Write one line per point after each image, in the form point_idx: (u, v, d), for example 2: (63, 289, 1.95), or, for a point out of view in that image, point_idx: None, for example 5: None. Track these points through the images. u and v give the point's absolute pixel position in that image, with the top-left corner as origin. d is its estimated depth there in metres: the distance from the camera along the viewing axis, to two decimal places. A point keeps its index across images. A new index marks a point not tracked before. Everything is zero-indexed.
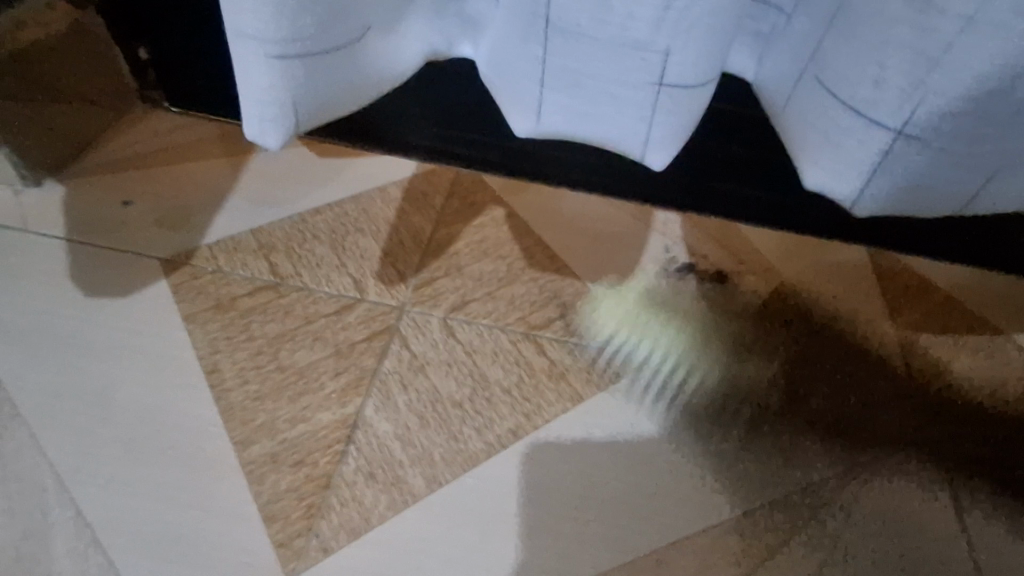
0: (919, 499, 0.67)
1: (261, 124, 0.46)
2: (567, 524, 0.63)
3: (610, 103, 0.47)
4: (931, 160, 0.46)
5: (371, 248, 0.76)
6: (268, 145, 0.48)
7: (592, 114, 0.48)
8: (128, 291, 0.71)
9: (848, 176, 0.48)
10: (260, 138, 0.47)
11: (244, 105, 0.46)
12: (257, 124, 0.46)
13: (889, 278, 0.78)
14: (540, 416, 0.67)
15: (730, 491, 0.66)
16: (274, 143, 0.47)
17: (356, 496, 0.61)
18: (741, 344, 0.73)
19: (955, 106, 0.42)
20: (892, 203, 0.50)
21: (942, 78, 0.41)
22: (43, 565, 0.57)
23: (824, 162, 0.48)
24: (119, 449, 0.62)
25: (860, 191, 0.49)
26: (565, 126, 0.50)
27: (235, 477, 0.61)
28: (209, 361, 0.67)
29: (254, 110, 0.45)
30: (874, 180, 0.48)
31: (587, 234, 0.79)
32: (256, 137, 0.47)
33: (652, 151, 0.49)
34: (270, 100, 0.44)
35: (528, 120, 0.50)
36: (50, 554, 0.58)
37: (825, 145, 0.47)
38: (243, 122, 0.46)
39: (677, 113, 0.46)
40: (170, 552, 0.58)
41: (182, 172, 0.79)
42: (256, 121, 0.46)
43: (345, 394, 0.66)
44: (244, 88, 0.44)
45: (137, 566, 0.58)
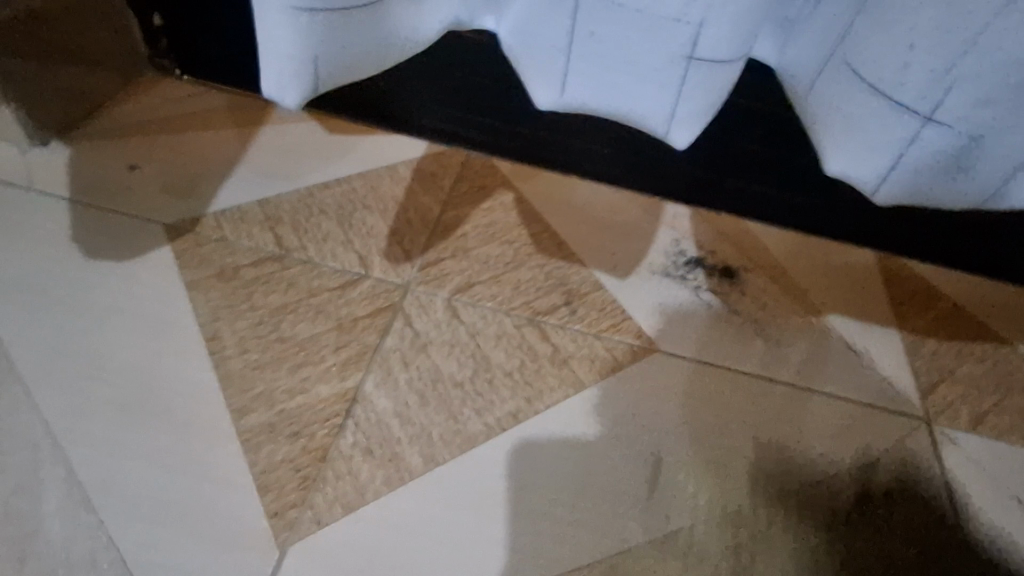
0: (919, 505, 0.66)
1: (279, 81, 0.46)
2: (564, 510, 0.62)
3: (634, 78, 0.46)
4: (955, 152, 0.45)
5: (378, 224, 0.75)
6: (284, 103, 0.47)
7: (615, 89, 0.47)
8: (131, 254, 0.70)
9: (872, 162, 0.47)
10: (278, 96, 0.47)
11: (264, 58, 0.45)
12: (275, 80, 0.46)
13: (900, 283, 0.77)
14: (541, 401, 0.66)
15: (730, 485, 0.65)
16: (290, 101, 0.47)
17: (352, 470, 0.61)
18: (745, 342, 0.72)
19: (984, 93, 0.42)
20: (912, 193, 0.49)
21: (973, 61, 0.40)
22: (33, 521, 0.57)
23: (847, 148, 0.47)
24: (115, 411, 0.61)
25: (882, 177, 0.48)
26: (588, 98, 0.49)
27: (230, 445, 0.61)
28: (210, 329, 0.66)
29: (274, 63, 0.45)
30: (898, 168, 0.47)
31: (597, 222, 0.78)
32: (273, 95, 0.47)
33: (675, 129, 0.48)
34: (290, 55, 0.44)
35: (551, 91, 0.49)
36: (40, 511, 0.57)
37: (850, 131, 0.46)
38: (262, 76, 0.46)
39: (703, 90, 0.45)
40: (161, 515, 0.58)
41: (191, 140, 0.78)
42: (274, 74, 0.45)
43: (346, 368, 0.65)
44: (263, 40, 0.44)
45: (127, 529, 0.57)
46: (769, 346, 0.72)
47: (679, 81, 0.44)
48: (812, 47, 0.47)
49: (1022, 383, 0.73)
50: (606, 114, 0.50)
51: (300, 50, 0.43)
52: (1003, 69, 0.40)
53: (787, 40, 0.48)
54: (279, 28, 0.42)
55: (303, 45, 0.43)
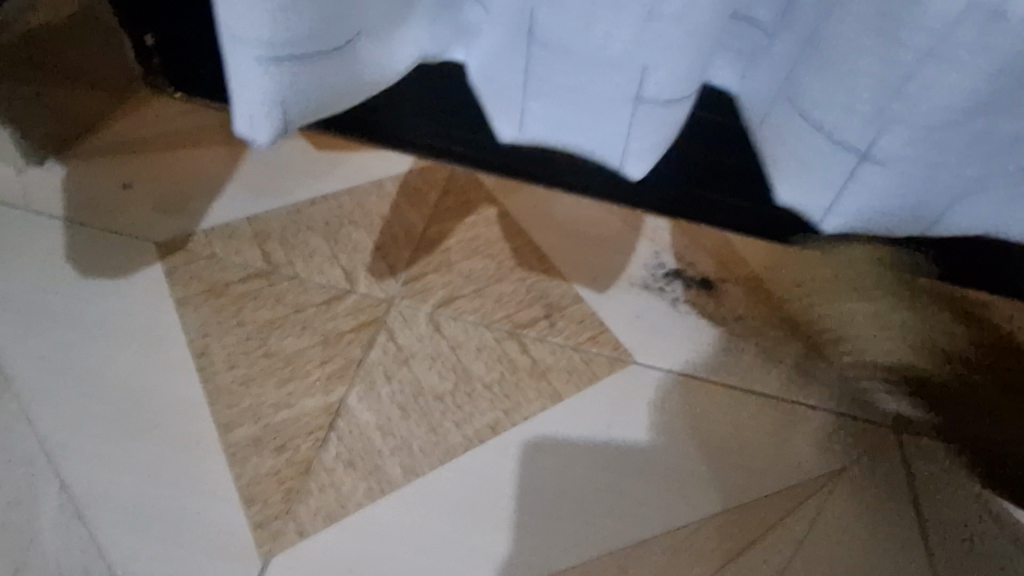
0: (886, 510, 0.68)
1: (253, 123, 0.46)
2: (541, 519, 0.64)
3: (591, 115, 0.48)
4: (894, 191, 0.48)
5: (364, 240, 0.77)
6: (257, 143, 0.48)
7: (573, 123, 0.49)
8: (123, 272, 0.72)
9: (819, 195, 0.49)
10: (250, 136, 0.48)
11: (235, 102, 0.46)
12: (248, 122, 0.46)
13: (872, 292, 0.79)
14: (520, 413, 0.68)
15: (703, 493, 0.67)
16: (263, 139, 0.47)
17: (335, 481, 0.63)
18: (720, 353, 0.74)
19: (916, 136, 0.44)
20: (856, 225, 0.51)
21: (903, 108, 0.42)
22: (28, 532, 0.59)
23: (794, 180, 0.49)
24: (106, 425, 0.64)
25: (828, 210, 0.50)
26: (547, 133, 0.51)
27: (218, 457, 0.63)
28: (199, 345, 0.68)
29: (245, 107, 0.46)
30: (842, 203, 0.49)
31: (577, 237, 0.80)
32: (247, 134, 0.47)
33: (629, 162, 0.50)
34: (261, 95, 0.44)
35: (512, 126, 0.51)
36: (34, 523, 0.60)
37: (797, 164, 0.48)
38: (235, 119, 0.47)
39: (655, 127, 0.47)
40: (150, 527, 0.60)
41: (183, 159, 0.81)
42: (249, 116, 0.46)
43: (331, 381, 0.67)
44: (235, 84, 0.44)
45: (119, 539, 0.59)
46: (743, 355, 0.74)
47: (634, 117, 0.46)
48: (767, 78, 0.49)
49: (990, 391, 0.75)
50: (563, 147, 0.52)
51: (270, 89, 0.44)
52: (934, 115, 0.42)
53: (747, 68, 0.50)
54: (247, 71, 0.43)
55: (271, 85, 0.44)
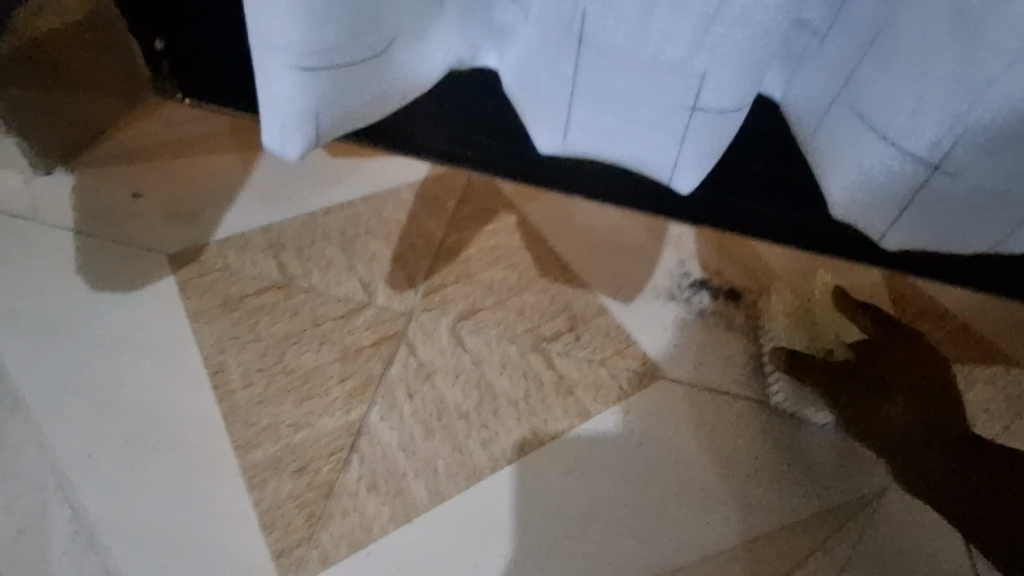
0: (929, 531, 0.66)
1: (282, 135, 0.45)
2: (571, 544, 0.62)
3: (639, 126, 0.46)
4: (962, 198, 0.46)
5: (382, 250, 0.75)
6: (287, 156, 0.46)
7: (619, 134, 0.47)
8: (135, 285, 0.70)
9: (882, 209, 0.47)
10: (280, 149, 0.46)
11: (265, 114, 0.44)
12: (277, 135, 0.45)
13: (904, 302, 0.77)
14: (547, 431, 0.66)
15: (738, 515, 0.65)
16: (293, 153, 0.46)
17: (358, 506, 0.60)
18: (751, 367, 0.72)
19: (992, 141, 0.42)
20: (919, 233, 0.49)
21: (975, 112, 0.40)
22: (41, 560, 0.57)
23: (854, 191, 0.46)
24: (118, 447, 0.61)
25: (893, 221, 0.47)
26: (590, 144, 0.49)
27: (236, 480, 0.60)
28: (214, 361, 0.66)
29: (276, 118, 0.44)
30: (905, 217, 0.47)
31: (601, 246, 0.77)
32: (275, 148, 0.45)
33: (680, 173, 0.48)
34: (297, 111, 0.43)
35: (553, 137, 0.49)
36: (47, 551, 0.58)
37: (855, 181, 0.45)
38: (263, 131, 0.45)
39: (708, 138, 0.45)
40: (167, 555, 0.58)
41: (195, 167, 0.79)
42: (278, 128, 0.44)
43: (351, 399, 0.65)
44: (266, 95, 0.43)
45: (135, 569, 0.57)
46: (774, 369, 0.72)
47: (685, 127, 0.44)
48: (819, 87, 0.47)
49: None
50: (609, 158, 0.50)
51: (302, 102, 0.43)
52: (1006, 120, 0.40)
53: (794, 75, 0.48)
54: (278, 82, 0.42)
55: (308, 102, 0.43)
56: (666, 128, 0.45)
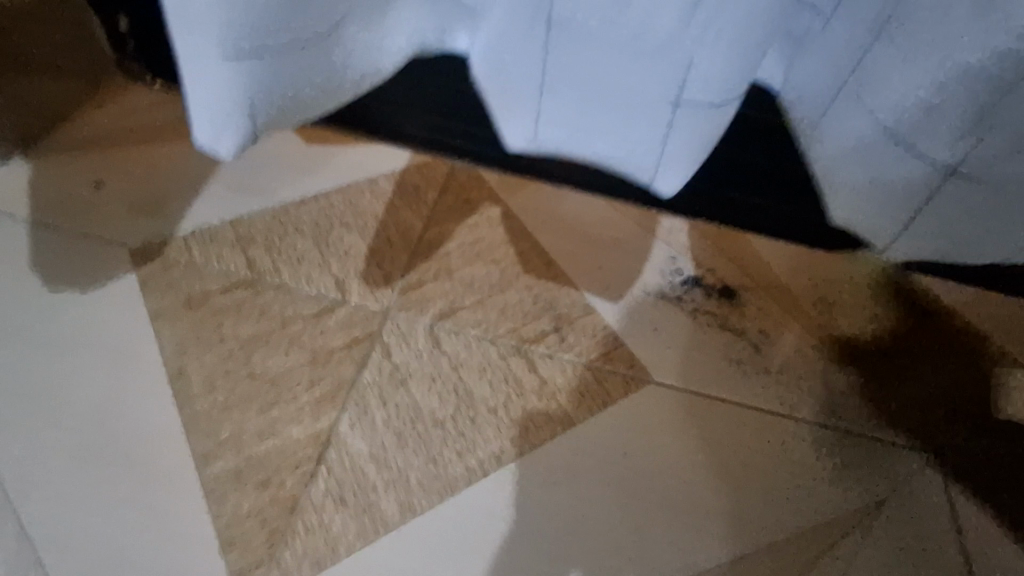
0: (922, 548, 0.63)
1: (214, 129, 0.42)
2: (550, 563, 0.59)
3: (617, 122, 0.42)
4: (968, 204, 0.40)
5: (357, 245, 0.71)
6: (220, 153, 0.44)
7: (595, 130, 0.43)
8: (94, 283, 0.66)
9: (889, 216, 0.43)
10: (212, 147, 0.44)
11: (195, 105, 0.42)
12: (209, 129, 0.42)
13: (910, 300, 0.72)
14: (527, 440, 0.63)
15: (725, 532, 0.62)
16: (226, 151, 0.43)
17: (324, 522, 0.57)
18: (745, 374, 0.68)
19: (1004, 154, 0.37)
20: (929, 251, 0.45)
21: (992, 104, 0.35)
22: None
23: (855, 197, 0.42)
24: (71, 458, 0.58)
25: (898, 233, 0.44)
26: (564, 140, 0.44)
27: (195, 496, 0.57)
28: (175, 365, 0.62)
29: (207, 112, 0.42)
30: (907, 234, 0.43)
31: (589, 241, 0.73)
32: (206, 144, 0.43)
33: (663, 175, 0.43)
34: (226, 103, 0.41)
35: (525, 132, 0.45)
36: None
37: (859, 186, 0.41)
38: (194, 127, 0.43)
39: (694, 133, 0.41)
40: (121, 575, 0.55)
41: (159, 156, 0.74)
42: (210, 122, 0.42)
43: (320, 406, 0.61)
44: (195, 87, 0.40)
45: None
46: (769, 376, 0.68)
47: (669, 123, 0.40)
48: (817, 70, 0.40)
49: None
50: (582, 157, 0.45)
51: (235, 96, 0.41)
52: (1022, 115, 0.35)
53: (795, 58, 0.41)
54: (210, 77, 0.39)
55: (239, 93, 0.40)
56: (646, 123, 0.41)
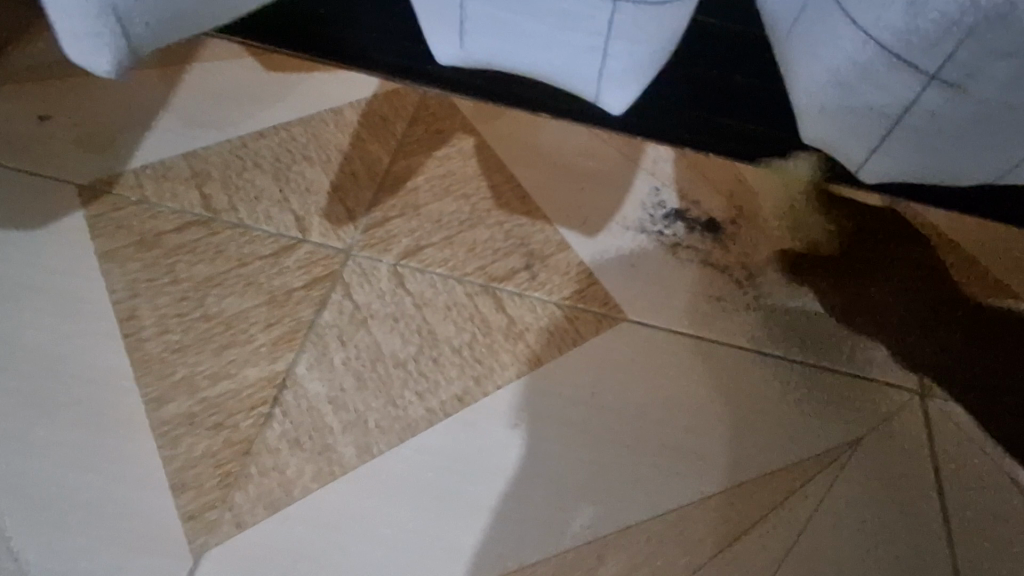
0: (906, 488, 0.59)
1: (81, 49, 0.33)
2: (508, 503, 0.56)
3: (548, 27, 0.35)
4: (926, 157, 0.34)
5: (318, 180, 0.67)
6: (105, 74, 0.34)
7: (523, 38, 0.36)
8: (41, 222, 0.63)
9: (855, 142, 0.35)
10: (94, 66, 0.34)
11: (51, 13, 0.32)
12: (76, 49, 0.33)
13: (902, 232, 0.69)
14: (491, 380, 0.60)
15: (697, 468, 0.58)
16: (105, 71, 0.34)
17: (279, 464, 0.55)
18: (724, 308, 0.65)
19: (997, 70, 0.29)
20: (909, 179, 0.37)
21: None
22: None
23: (816, 111, 0.34)
24: (18, 402, 0.55)
25: (869, 164, 0.36)
26: (489, 52, 0.37)
27: (148, 438, 0.55)
28: (126, 307, 0.60)
29: (67, 21, 0.32)
30: (878, 164, 0.36)
31: (565, 172, 0.69)
32: (89, 66, 0.34)
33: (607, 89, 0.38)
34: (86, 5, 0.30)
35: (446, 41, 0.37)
36: None
37: (825, 108, 0.34)
38: (56, 37, 0.33)
39: (642, 36, 0.34)
40: (68, 520, 0.52)
41: (108, 86, 0.70)
42: (71, 36, 0.32)
43: (277, 347, 0.59)
44: None
45: (30, 538, 0.51)
46: (749, 310, 0.65)
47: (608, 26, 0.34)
48: None
49: None
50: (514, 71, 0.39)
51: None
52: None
53: None
54: None
55: None
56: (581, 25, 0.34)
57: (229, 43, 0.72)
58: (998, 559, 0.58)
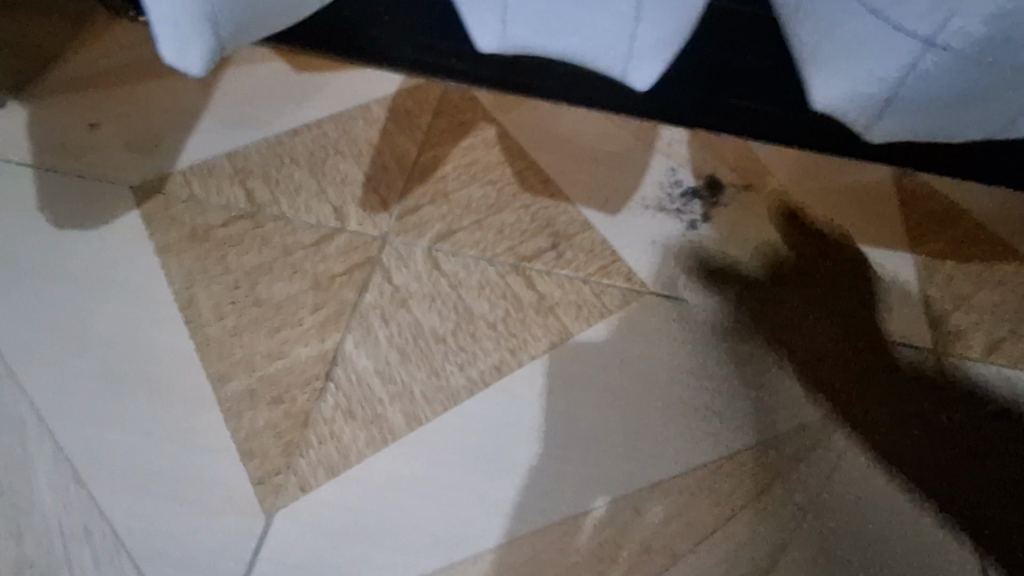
0: (922, 437, 0.63)
1: (181, 53, 0.42)
2: (550, 464, 0.60)
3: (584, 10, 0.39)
4: (932, 107, 0.40)
5: (352, 172, 0.71)
6: (192, 68, 0.42)
7: (562, 23, 0.41)
8: (101, 220, 0.67)
9: (861, 106, 0.41)
10: (183, 64, 0.42)
11: (157, 26, 0.41)
12: (176, 52, 0.42)
13: (910, 201, 0.73)
14: (527, 351, 0.64)
15: (724, 427, 0.62)
16: (196, 67, 0.42)
17: (335, 433, 0.59)
18: (741, 279, 0.68)
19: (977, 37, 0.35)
20: (913, 133, 0.42)
21: None
22: (25, 498, 0.56)
23: (832, 77, 0.41)
24: (94, 384, 0.60)
25: (876, 119, 0.42)
26: (534, 38, 0.42)
27: (214, 413, 0.59)
28: (185, 295, 0.64)
29: (170, 30, 0.40)
30: (886, 119, 0.41)
31: (585, 155, 0.73)
32: (182, 63, 0.42)
33: (636, 67, 0.42)
34: (186, 18, 0.40)
35: (493, 31, 0.42)
36: (30, 488, 0.56)
37: (836, 76, 0.40)
38: (160, 45, 0.41)
39: (665, 19, 0.38)
40: (148, 489, 0.57)
41: (152, 91, 0.74)
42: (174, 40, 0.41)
43: (325, 328, 0.63)
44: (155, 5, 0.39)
45: (115, 505, 0.56)
46: (766, 280, 0.68)
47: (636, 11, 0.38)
48: None
49: None
50: (555, 53, 0.43)
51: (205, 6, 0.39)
52: None
53: None
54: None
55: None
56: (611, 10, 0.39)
57: (262, 46, 0.76)
58: (1008, 502, 0.61)
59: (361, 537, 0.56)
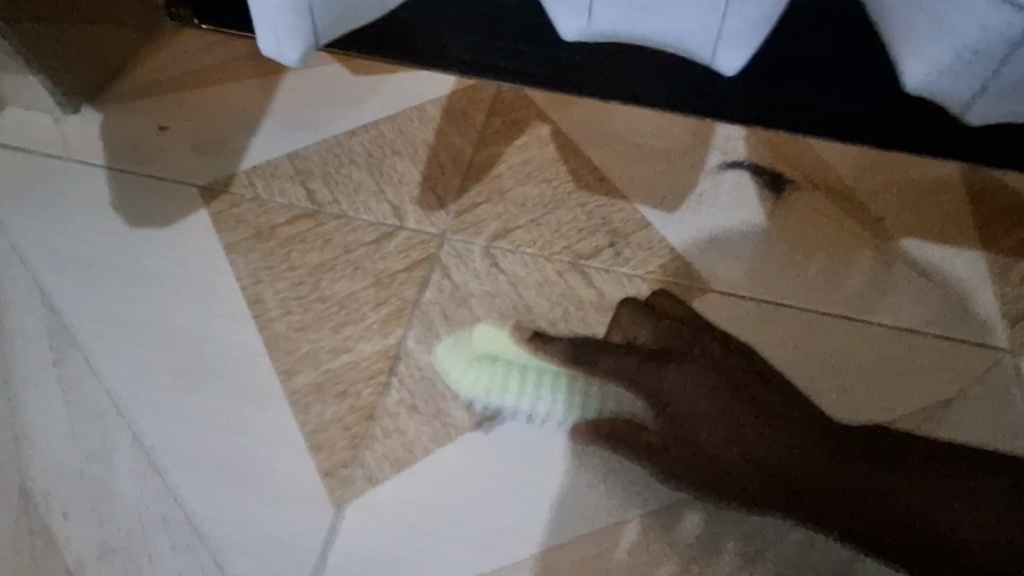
0: (994, 441, 0.61)
1: (280, 43, 0.42)
2: (611, 462, 0.60)
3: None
4: None
5: (410, 171, 0.72)
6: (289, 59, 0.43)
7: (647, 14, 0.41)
8: (171, 219, 0.70)
9: (961, 84, 0.40)
10: (280, 54, 0.43)
11: (258, 17, 0.42)
12: (274, 42, 0.42)
13: (982, 196, 0.70)
14: (587, 349, 0.63)
15: (790, 427, 0.61)
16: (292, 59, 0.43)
17: (400, 427, 0.60)
18: (804, 278, 0.67)
19: None
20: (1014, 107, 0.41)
21: None
22: (110, 486, 0.58)
23: (929, 58, 0.40)
24: (171, 377, 0.62)
25: (977, 95, 0.41)
26: (619, 26, 0.42)
27: (282, 406, 0.61)
28: (251, 291, 0.66)
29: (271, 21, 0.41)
30: (990, 92, 0.40)
31: (641, 152, 0.72)
32: (278, 54, 0.43)
33: (723, 52, 0.42)
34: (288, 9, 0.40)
35: (577, 21, 0.42)
36: (114, 476, 0.58)
37: (935, 57, 0.39)
38: (260, 36, 0.42)
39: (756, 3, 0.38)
40: (224, 478, 0.58)
41: (215, 96, 0.77)
42: (273, 32, 0.42)
43: (387, 324, 0.64)
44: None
45: (194, 494, 0.58)
46: (828, 278, 0.66)
47: None
48: None
49: None
50: (640, 41, 0.43)
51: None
52: None
53: None
54: None
55: None
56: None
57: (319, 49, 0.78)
58: None
59: (429, 531, 0.57)
